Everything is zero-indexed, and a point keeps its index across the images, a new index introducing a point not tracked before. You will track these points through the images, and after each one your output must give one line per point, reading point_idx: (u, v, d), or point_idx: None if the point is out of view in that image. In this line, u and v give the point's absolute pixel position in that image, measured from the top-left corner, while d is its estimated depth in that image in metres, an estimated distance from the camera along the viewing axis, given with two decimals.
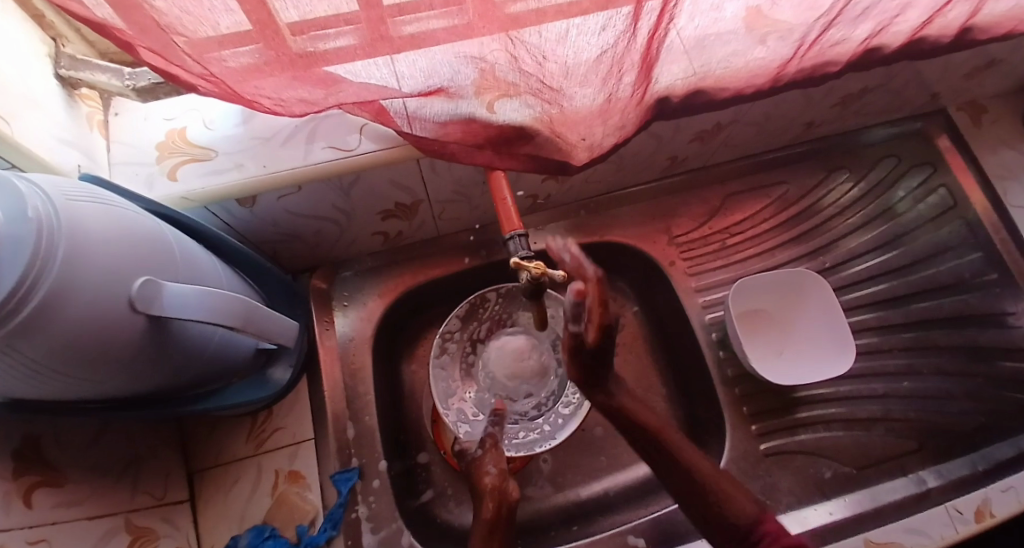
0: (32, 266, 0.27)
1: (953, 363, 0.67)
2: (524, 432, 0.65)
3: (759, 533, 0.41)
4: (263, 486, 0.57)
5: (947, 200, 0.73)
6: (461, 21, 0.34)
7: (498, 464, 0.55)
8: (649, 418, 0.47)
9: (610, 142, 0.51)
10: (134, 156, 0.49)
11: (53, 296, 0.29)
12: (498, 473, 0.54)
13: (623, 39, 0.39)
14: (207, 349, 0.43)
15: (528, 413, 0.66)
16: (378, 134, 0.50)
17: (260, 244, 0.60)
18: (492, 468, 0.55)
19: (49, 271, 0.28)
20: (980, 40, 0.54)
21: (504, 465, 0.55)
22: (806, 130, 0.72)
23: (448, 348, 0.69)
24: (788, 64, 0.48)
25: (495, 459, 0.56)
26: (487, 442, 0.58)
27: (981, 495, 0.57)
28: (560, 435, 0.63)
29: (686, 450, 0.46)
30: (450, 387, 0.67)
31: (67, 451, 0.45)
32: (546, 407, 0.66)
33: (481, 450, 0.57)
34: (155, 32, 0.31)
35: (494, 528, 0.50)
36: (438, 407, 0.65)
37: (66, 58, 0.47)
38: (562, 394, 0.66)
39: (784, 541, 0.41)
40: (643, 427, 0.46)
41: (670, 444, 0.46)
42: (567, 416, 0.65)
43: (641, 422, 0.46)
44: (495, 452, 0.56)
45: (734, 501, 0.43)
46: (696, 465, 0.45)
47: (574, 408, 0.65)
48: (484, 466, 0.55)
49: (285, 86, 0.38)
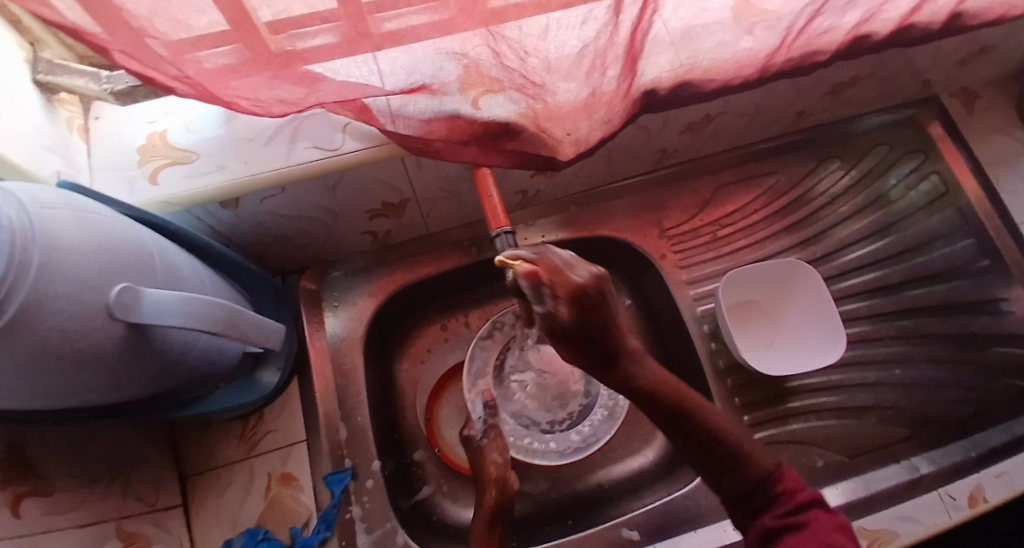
0: (6, 276, 0.27)
1: (945, 351, 0.67)
2: (530, 443, 0.67)
3: (778, 492, 0.40)
4: (256, 488, 0.57)
5: (938, 187, 0.73)
6: (442, 16, 0.34)
7: (500, 455, 0.58)
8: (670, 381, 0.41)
9: (598, 137, 0.51)
10: (114, 160, 0.48)
11: (26, 307, 0.28)
12: (500, 463, 0.56)
13: (605, 31, 0.38)
14: (192, 353, 0.43)
15: (541, 424, 0.68)
16: (362, 132, 0.49)
17: (246, 246, 0.59)
18: (495, 456, 0.57)
19: (23, 282, 0.28)
20: (971, 25, 0.54)
21: (507, 455, 0.58)
22: (796, 120, 0.72)
23: (495, 334, 0.69)
24: (776, 53, 0.47)
25: (498, 448, 0.58)
26: (492, 431, 0.60)
27: (975, 481, 0.57)
28: (556, 460, 0.65)
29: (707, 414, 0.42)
30: (483, 370, 0.68)
31: (56, 459, 0.45)
32: (559, 426, 0.67)
33: (485, 439, 0.60)
34: (128, 35, 0.30)
35: (494, 517, 0.53)
36: (465, 381, 0.66)
37: (44, 63, 0.46)
38: (578, 422, 0.68)
39: (801, 495, 0.39)
40: (658, 400, 0.39)
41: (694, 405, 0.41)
42: (575, 443, 0.67)
43: (658, 392, 0.39)
44: (501, 443, 0.59)
45: (756, 463, 0.40)
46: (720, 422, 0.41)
47: (582, 442, 0.67)
48: (489, 456, 0.57)
49: (264, 86, 0.37)
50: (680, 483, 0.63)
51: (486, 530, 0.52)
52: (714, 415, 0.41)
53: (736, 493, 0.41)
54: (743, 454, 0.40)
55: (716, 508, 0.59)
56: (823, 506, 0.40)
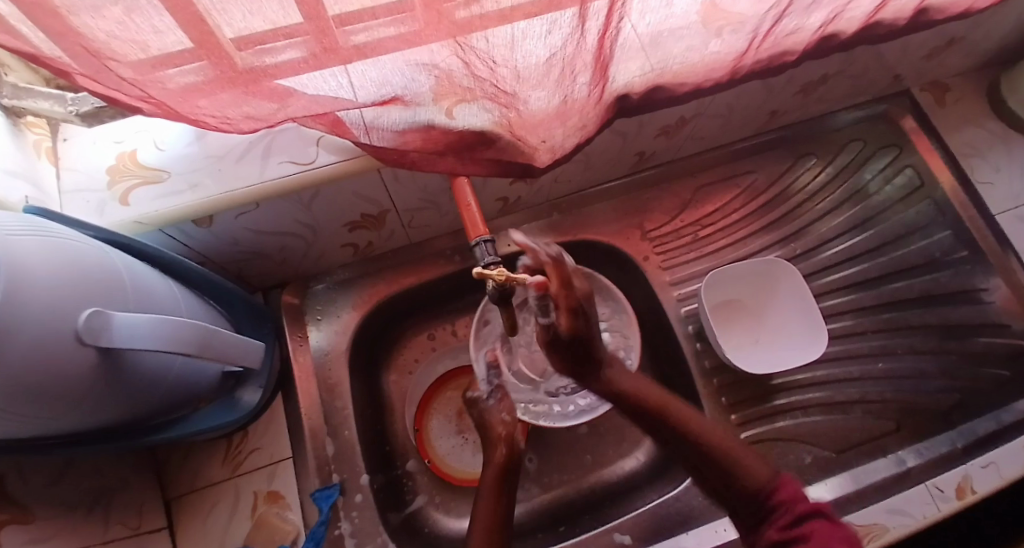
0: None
1: (927, 341, 0.68)
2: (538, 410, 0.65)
3: (774, 503, 0.41)
4: (242, 508, 0.57)
5: (914, 180, 0.74)
6: (409, 28, 0.34)
7: (506, 415, 0.56)
8: (653, 394, 0.50)
9: (573, 143, 0.51)
10: (83, 183, 0.47)
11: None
12: (509, 421, 0.55)
13: (571, 40, 0.38)
14: (168, 377, 0.43)
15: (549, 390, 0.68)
16: (336, 145, 0.49)
17: (224, 263, 0.58)
18: (505, 416, 0.56)
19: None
20: (936, 20, 0.54)
21: (514, 414, 0.57)
22: (771, 119, 0.72)
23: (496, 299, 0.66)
24: (744, 56, 0.49)
25: (507, 408, 0.57)
26: (499, 392, 0.59)
27: (963, 472, 0.58)
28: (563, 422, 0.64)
29: (698, 428, 0.47)
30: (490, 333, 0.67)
31: (32, 488, 0.43)
32: (566, 390, 0.67)
33: (492, 399, 0.58)
34: (87, 57, 0.30)
35: (505, 475, 0.51)
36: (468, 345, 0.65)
37: (9, 87, 0.47)
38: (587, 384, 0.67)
39: (800, 507, 0.40)
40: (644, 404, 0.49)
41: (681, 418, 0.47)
42: (581, 407, 0.65)
43: (641, 399, 0.49)
44: (508, 401, 0.57)
45: (747, 473, 0.43)
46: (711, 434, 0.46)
47: (591, 404, 0.65)
48: (497, 415, 0.56)
49: (233, 103, 0.37)
50: (672, 484, 0.63)
51: (496, 482, 0.50)
52: (699, 426, 0.47)
53: (735, 505, 0.43)
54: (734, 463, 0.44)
55: (708, 508, 0.59)
56: (828, 517, 0.39)
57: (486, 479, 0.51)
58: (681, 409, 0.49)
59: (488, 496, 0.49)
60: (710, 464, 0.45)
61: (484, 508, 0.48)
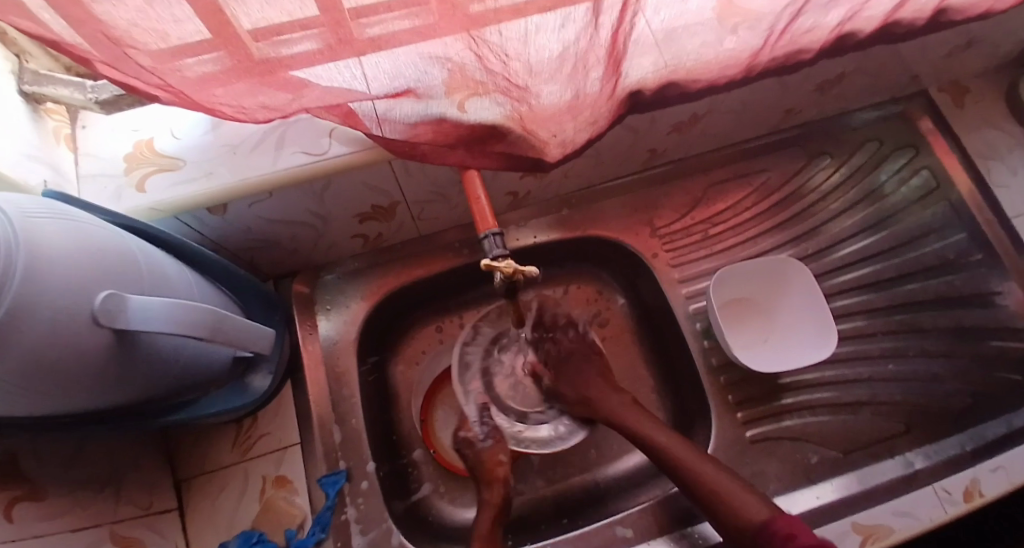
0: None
1: (938, 344, 0.67)
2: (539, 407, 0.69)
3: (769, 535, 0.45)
4: (251, 492, 0.58)
5: (929, 182, 0.73)
6: (423, 21, 0.34)
7: (497, 456, 0.62)
8: (673, 448, 0.54)
9: (584, 137, 0.51)
10: (101, 169, 0.48)
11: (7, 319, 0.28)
12: (505, 463, 0.62)
13: (585, 34, 0.38)
14: (181, 359, 0.44)
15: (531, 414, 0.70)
16: (349, 136, 0.49)
17: (236, 251, 0.59)
18: (502, 455, 0.62)
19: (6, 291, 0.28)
20: (955, 20, 0.54)
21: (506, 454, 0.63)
22: (785, 117, 0.71)
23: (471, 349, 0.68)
24: (760, 53, 0.48)
25: (502, 448, 0.63)
26: (493, 434, 0.65)
27: (971, 476, 0.58)
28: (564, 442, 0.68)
29: (706, 477, 0.51)
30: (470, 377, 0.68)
31: (47, 466, 0.45)
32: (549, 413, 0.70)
33: (489, 439, 0.64)
34: (107, 45, 0.31)
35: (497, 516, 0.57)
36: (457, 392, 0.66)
37: (29, 73, 0.47)
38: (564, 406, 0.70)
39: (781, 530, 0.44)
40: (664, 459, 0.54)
41: (691, 473, 0.52)
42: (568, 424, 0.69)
43: (661, 453, 0.55)
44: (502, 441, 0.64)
45: (743, 516, 0.48)
46: (707, 483, 0.51)
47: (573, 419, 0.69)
48: (494, 456, 0.62)
49: (248, 93, 0.37)
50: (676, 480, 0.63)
51: (492, 519, 0.57)
52: (700, 476, 0.51)
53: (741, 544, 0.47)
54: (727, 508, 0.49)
55: None
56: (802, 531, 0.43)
57: (484, 510, 0.58)
58: (687, 457, 0.53)
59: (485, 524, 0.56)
60: (708, 510, 0.50)
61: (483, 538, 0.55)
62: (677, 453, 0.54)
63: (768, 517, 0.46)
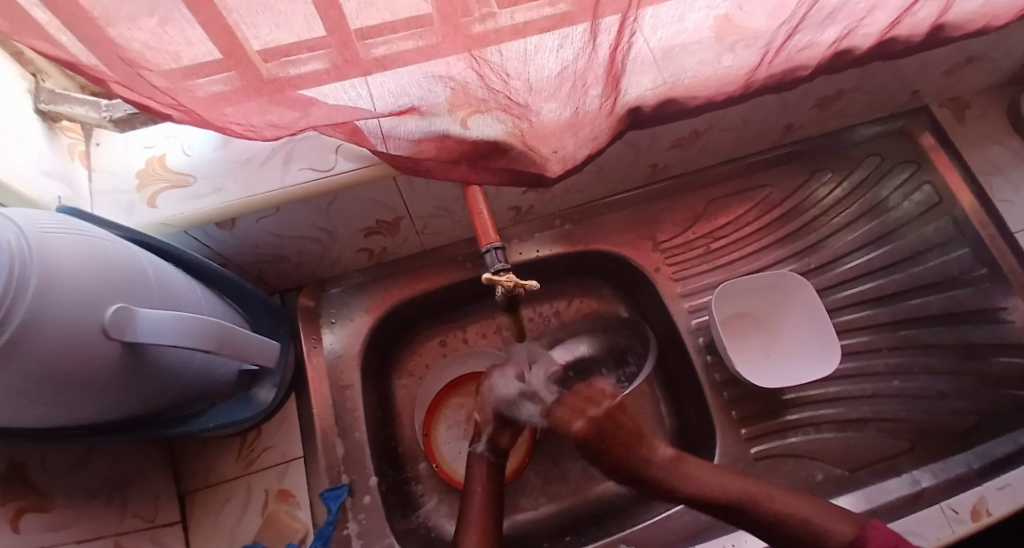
0: None
1: (945, 360, 0.66)
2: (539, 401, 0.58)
3: None
4: (253, 505, 0.58)
5: (932, 197, 0.72)
6: (426, 42, 0.35)
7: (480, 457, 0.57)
8: (730, 484, 0.47)
9: (584, 153, 0.52)
10: (114, 184, 0.50)
11: (13, 342, 0.29)
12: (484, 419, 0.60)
13: (583, 54, 0.39)
14: (187, 372, 0.44)
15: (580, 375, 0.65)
16: (354, 153, 0.51)
17: (243, 265, 0.60)
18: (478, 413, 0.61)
19: (12, 315, 0.29)
20: (952, 37, 0.54)
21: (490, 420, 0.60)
22: (787, 133, 0.72)
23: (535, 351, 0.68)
24: (758, 70, 0.49)
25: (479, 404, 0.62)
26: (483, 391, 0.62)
27: (977, 494, 0.56)
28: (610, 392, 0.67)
29: (774, 501, 0.46)
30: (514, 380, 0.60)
31: (54, 477, 0.45)
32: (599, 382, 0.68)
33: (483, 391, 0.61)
34: (123, 66, 0.32)
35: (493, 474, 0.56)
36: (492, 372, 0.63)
37: (45, 92, 0.48)
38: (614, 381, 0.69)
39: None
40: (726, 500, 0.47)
41: (763, 508, 0.46)
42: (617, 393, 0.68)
43: (722, 492, 0.47)
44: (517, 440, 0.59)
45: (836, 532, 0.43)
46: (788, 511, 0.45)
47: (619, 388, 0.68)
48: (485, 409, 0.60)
49: (258, 112, 0.38)
50: None
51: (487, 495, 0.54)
52: (783, 506, 0.46)
53: None
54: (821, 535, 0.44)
55: (716, 522, 0.58)
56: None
57: (475, 496, 0.54)
58: (757, 488, 0.47)
59: (479, 511, 0.52)
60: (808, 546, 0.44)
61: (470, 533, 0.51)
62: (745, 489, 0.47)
63: (858, 531, 0.43)
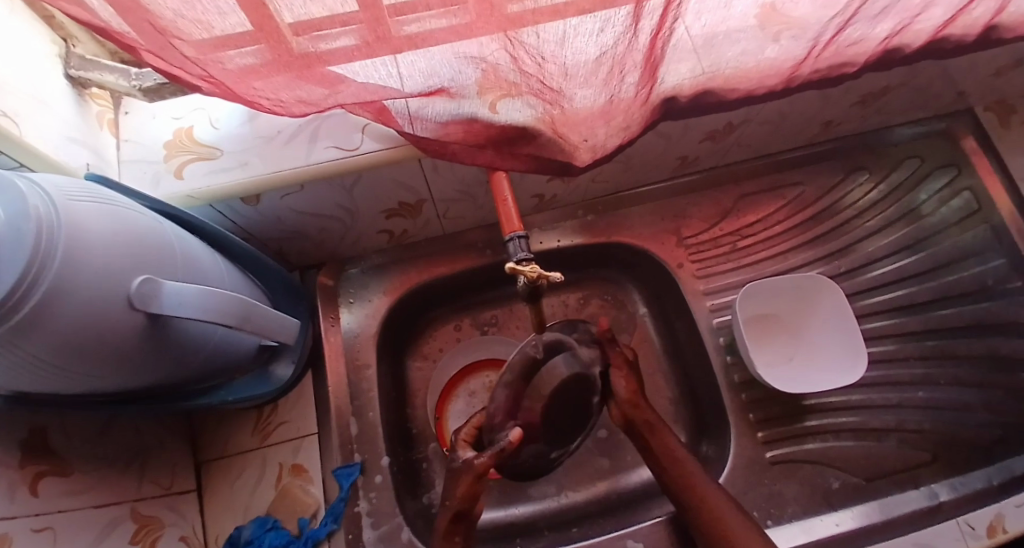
0: (14, 290, 0.28)
1: (973, 373, 0.64)
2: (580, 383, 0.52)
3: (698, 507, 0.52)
4: (267, 478, 0.59)
5: (971, 204, 0.69)
6: (460, 20, 0.34)
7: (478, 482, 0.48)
8: (639, 409, 0.56)
9: (615, 143, 0.51)
10: (141, 154, 0.50)
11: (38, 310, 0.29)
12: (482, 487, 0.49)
13: (623, 39, 0.38)
14: (207, 346, 0.44)
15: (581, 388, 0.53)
16: (381, 133, 0.50)
17: (266, 240, 0.60)
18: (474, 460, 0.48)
19: (37, 288, 0.29)
20: (1007, 37, 0.51)
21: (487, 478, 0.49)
22: (824, 130, 0.69)
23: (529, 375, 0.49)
24: (802, 64, 0.47)
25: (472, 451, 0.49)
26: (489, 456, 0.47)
27: (995, 511, 0.56)
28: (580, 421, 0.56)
29: (662, 437, 0.55)
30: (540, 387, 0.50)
31: (73, 441, 0.46)
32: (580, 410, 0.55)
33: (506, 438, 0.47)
34: (154, 35, 0.32)
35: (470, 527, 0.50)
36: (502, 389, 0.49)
37: (76, 58, 0.48)
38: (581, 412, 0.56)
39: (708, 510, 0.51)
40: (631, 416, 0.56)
41: (649, 431, 0.55)
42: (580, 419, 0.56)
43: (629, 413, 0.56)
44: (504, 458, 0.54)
45: (684, 473, 0.53)
46: (661, 443, 0.55)
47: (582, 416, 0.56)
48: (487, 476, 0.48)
49: (286, 87, 0.38)
50: None
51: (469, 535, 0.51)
52: (662, 441, 0.55)
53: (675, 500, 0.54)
54: (672, 470, 0.54)
55: None
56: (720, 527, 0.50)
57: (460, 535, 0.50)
58: (654, 419, 0.56)
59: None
60: (661, 470, 0.55)
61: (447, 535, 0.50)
62: (693, 481, 0.53)
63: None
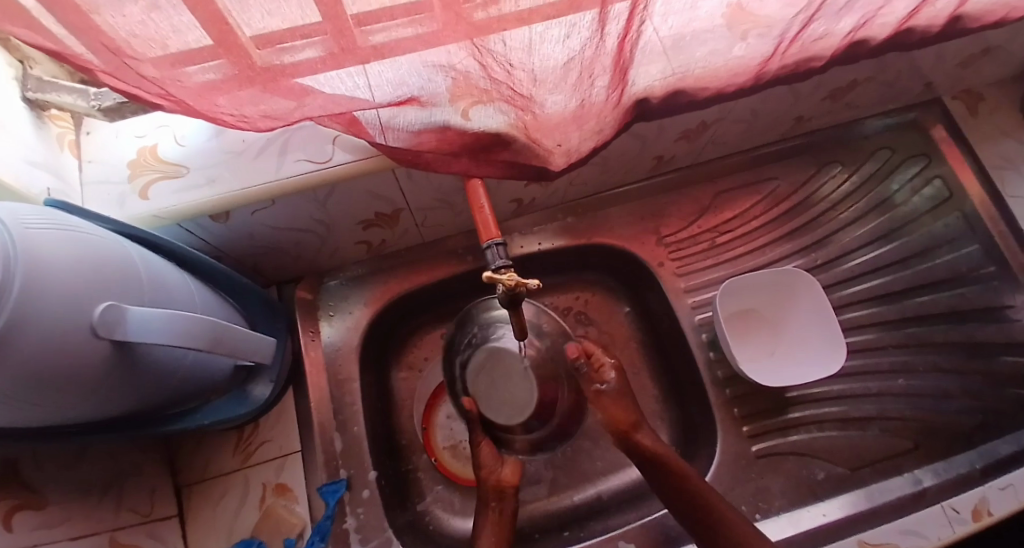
0: None
1: (950, 359, 0.66)
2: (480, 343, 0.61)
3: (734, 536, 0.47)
4: (252, 499, 0.58)
5: (943, 192, 0.71)
6: (427, 29, 0.33)
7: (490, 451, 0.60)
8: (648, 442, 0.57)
9: (589, 146, 0.51)
10: (104, 175, 0.49)
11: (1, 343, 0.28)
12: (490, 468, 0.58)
13: (591, 44, 0.38)
14: (180, 370, 0.43)
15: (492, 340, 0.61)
16: (352, 144, 0.49)
17: (239, 257, 0.59)
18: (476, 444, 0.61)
19: None
20: (971, 28, 0.52)
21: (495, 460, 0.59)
22: (796, 125, 0.70)
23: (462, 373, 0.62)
24: (769, 61, 0.47)
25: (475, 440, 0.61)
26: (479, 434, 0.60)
27: (979, 495, 0.55)
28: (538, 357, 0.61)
29: (681, 465, 0.53)
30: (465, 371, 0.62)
31: (46, 473, 0.45)
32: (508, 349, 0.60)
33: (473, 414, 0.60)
34: (109, 55, 0.31)
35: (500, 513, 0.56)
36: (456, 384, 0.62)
37: (33, 80, 0.47)
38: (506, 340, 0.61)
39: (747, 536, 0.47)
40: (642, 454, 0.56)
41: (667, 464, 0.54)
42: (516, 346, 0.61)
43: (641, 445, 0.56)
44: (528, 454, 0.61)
45: (712, 503, 0.50)
46: (684, 476, 0.52)
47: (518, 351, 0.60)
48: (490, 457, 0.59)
49: (250, 102, 0.37)
50: None
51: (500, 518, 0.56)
52: (684, 475, 0.52)
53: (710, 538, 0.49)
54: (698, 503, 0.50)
55: None
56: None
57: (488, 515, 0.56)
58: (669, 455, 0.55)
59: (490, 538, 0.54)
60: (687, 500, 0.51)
61: (490, 535, 0.54)
62: (707, 498, 0.50)
63: None
